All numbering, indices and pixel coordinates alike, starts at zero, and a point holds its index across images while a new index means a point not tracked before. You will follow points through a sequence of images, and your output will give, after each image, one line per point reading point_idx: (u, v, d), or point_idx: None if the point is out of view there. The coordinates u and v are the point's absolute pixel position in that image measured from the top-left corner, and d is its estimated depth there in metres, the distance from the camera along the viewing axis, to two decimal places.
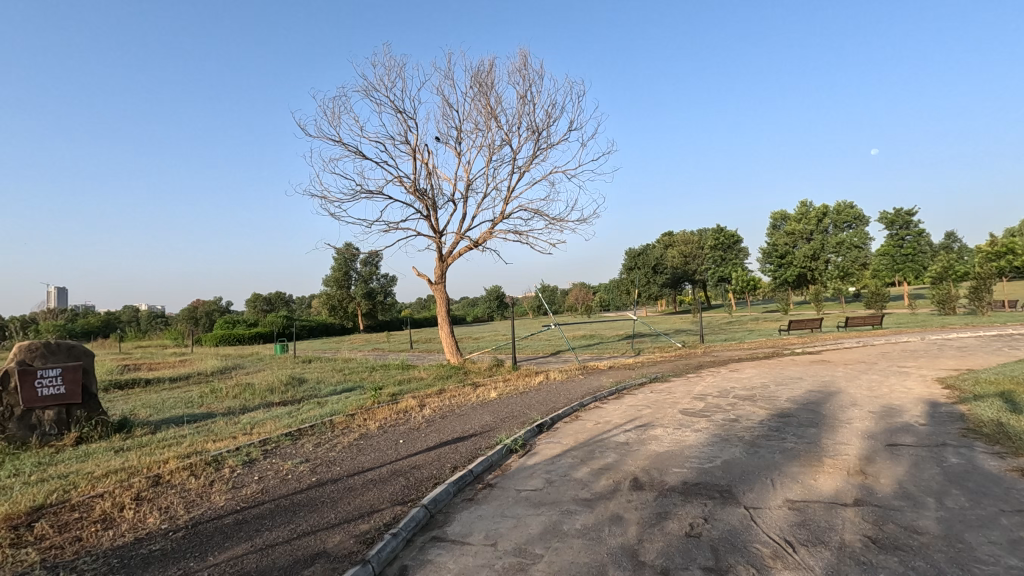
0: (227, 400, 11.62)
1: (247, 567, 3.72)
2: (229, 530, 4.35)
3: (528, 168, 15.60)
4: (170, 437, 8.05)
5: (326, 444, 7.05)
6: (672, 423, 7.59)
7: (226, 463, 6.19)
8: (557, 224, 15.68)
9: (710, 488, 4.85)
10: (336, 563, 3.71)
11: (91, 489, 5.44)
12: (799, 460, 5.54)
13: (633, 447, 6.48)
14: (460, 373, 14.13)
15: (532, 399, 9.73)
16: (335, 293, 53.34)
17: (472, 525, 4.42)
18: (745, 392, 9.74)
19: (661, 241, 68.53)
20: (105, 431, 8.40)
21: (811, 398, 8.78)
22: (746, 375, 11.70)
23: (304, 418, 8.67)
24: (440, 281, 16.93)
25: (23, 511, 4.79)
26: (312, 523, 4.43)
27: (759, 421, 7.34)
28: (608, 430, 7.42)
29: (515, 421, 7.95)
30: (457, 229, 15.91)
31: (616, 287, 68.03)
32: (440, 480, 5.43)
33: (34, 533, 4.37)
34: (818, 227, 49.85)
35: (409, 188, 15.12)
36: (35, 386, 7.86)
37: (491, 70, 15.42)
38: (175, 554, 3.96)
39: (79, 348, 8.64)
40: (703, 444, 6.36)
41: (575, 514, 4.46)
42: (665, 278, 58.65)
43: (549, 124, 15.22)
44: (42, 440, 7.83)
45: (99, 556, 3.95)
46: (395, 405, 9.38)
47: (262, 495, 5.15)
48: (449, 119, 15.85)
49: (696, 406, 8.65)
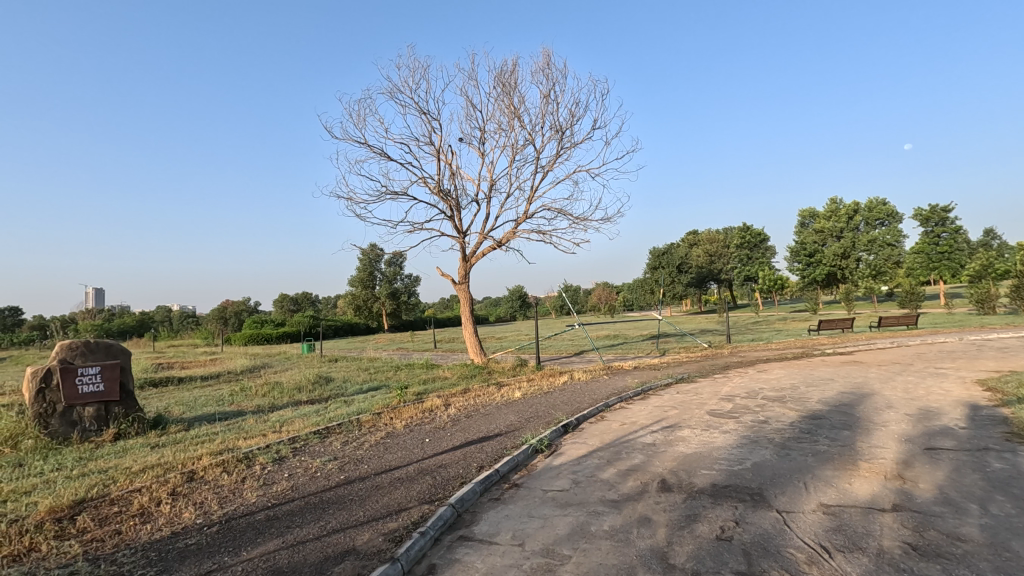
0: (256, 398, 11.85)
1: (279, 563, 3.78)
2: (260, 527, 4.43)
3: (551, 168, 15.62)
4: (203, 434, 8.25)
5: (353, 442, 7.12)
6: (699, 424, 7.48)
7: (257, 460, 6.33)
8: (581, 223, 15.68)
9: (740, 490, 4.76)
10: (365, 561, 3.75)
11: (129, 483, 5.62)
12: (833, 463, 5.41)
13: (660, 448, 6.41)
14: (484, 373, 14.13)
15: (557, 399, 9.71)
16: (360, 294, 53.98)
17: (499, 524, 4.43)
18: (774, 392, 9.55)
19: (685, 240, 67.67)
20: (142, 428, 8.65)
21: (844, 400, 8.57)
22: (775, 376, 11.48)
23: (331, 417, 8.80)
24: (464, 281, 17.02)
25: (65, 505, 4.95)
26: (341, 521, 4.49)
27: (791, 423, 7.19)
28: (634, 431, 7.37)
29: (540, 421, 7.93)
30: (480, 229, 16.00)
31: (639, 286, 67.40)
32: (466, 479, 5.44)
33: (76, 526, 4.52)
34: (849, 224, 48.68)
35: (433, 189, 15.25)
36: (76, 383, 8.13)
37: (514, 70, 15.46)
38: (210, 548, 4.05)
39: (117, 346, 8.92)
40: (733, 445, 6.26)
41: (603, 515, 4.43)
42: (689, 277, 58.09)
43: (573, 123, 15.19)
44: (83, 436, 8.11)
45: (137, 549, 4.06)
46: (421, 404, 9.46)
47: (291, 493, 5.24)
48: (472, 119, 15.95)
49: (724, 407, 8.52)
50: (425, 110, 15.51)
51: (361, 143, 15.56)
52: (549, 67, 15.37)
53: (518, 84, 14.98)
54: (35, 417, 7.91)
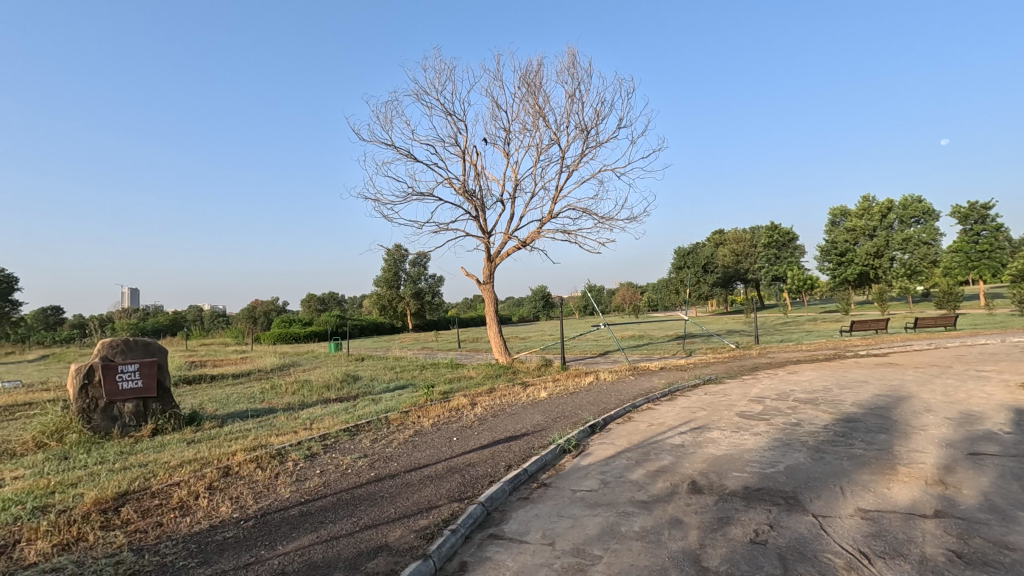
0: (286, 396, 12.08)
1: (314, 557, 3.86)
2: (295, 521, 4.53)
3: (576, 167, 15.59)
4: (236, 430, 8.48)
5: (383, 440, 7.23)
6: (729, 426, 7.36)
7: (290, 457, 6.47)
8: (606, 223, 15.61)
9: (774, 494, 4.68)
10: (398, 557, 3.80)
11: (168, 477, 5.80)
12: (869, 467, 5.28)
13: (690, 449, 6.33)
14: (509, 373, 14.14)
15: (583, 400, 9.68)
16: (385, 294, 54.62)
17: (529, 523, 4.44)
18: (806, 395, 9.33)
19: (711, 239, 66.78)
20: (178, 424, 8.91)
21: (879, 403, 8.35)
22: (807, 378, 11.25)
23: (360, 415, 8.92)
24: (488, 281, 17.08)
25: (110, 496, 5.14)
26: (373, 517, 4.56)
27: (824, 426, 7.02)
28: (662, 432, 7.30)
29: (567, 421, 7.92)
30: (505, 229, 16.04)
31: (665, 286, 66.68)
32: (495, 478, 5.47)
33: (121, 517, 4.69)
34: (882, 223, 47.70)
35: (458, 189, 15.34)
36: (116, 379, 8.43)
37: (540, 70, 15.44)
38: (247, 542, 4.16)
39: (155, 344, 9.15)
40: (764, 448, 6.15)
41: (633, 516, 4.41)
42: (715, 277, 57.38)
43: (598, 122, 15.11)
44: (123, 431, 8.40)
45: (178, 541, 4.19)
46: (447, 403, 9.54)
47: (323, 489, 5.33)
48: (497, 120, 16.00)
49: (754, 409, 8.38)
50: (451, 111, 15.57)
51: (388, 145, 15.69)
52: (574, 66, 15.33)
53: (543, 83, 14.98)
54: (78, 412, 8.21)
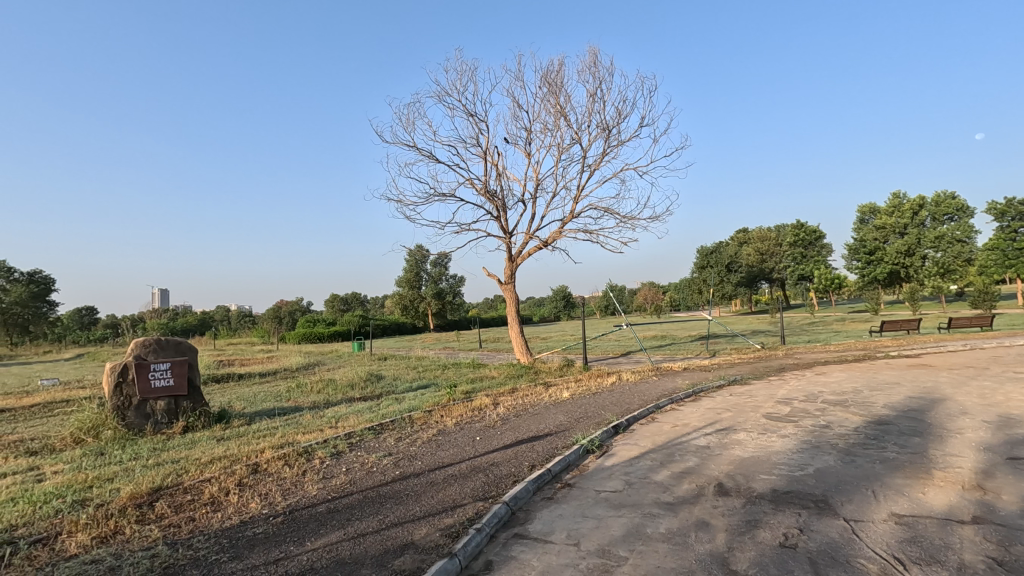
0: (312, 395, 12.29)
1: (342, 554, 3.92)
2: (322, 518, 4.60)
3: (598, 167, 15.53)
4: (264, 428, 8.65)
5: (407, 439, 7.29)
6: (755, 427, 7.25)
7: (316, 455, 6.56)
8: (628, 222, 15.52)
9: (803, 497, 4.59)
10: (424, 554, 3.84)
11: (200, 473, 5.95)
12: (903, 471, 5.14)
13: (715, 451, 6.24)
14: (531, 373, 14.15)
15: (606, 400, 9.63)
16: (406, 294, 55.03)
17: (553, 523, 4.44)
18: (835, 396, 9.13)
19: (735, 238, 65.86)
20: (208, 422, 9.10)
21: (913, 405, 8.12)
22: (835, 379, 11.02)
23: (384, 413, 9.02)
24: (510, 281, 17.10)
25: (145, 491, 5.29)
26: (398, 515, 4.60)
27: (855, 428, 6.86)
28: (687, 433, 7.21)
29: (590, 422, 7.89)
30: (526, 229, 16.05)
31: (687, 286, 66.02)
32: (519, 478, 5.47)
33: (155, 511, 4.82)
34: (913, 220, 46.33)
35: (479, 190, 15.40)
36: (149, 378, 8.68)
37: (561, 70, 15.39)
38: (276, 537, 4.24)
39: (185, 344, 9.38)
40: (793, 450, 6.03)
41: (658, 518, 4.37)
42: (739, 277, 56.86)
43: (620, 121, 15.01)
44: (155, 428, 8.61)
45: (211, 535, 4.29)
46: (469, 403, 9.56)
47: (350, 487, 5.41)
48: (518, 120, 16.00)
49: (781, 411, 8.23)
50: (472, 112, 15.60)
51: (410, 147, 15.82)
52: (595, 65, 15.24)
53: (564, 83, 14.94)
54: (114, 409, 8.47)
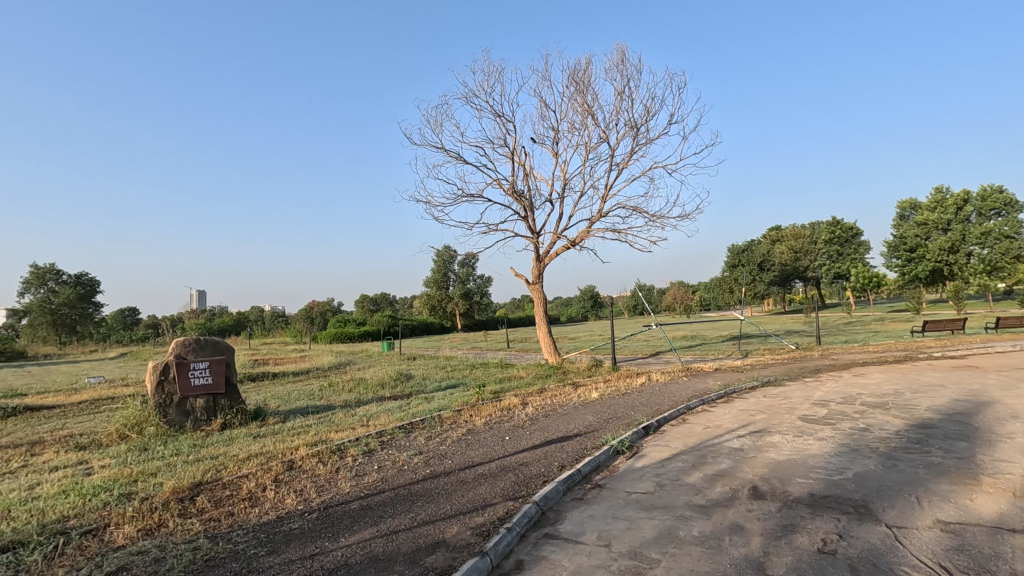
0: (344, 393, 12.52)
1: (376, 550, 3.98)
2: (356, 515, 4.68)
3: (626, 165, 15.39)
4: (298, 425, 8.85)
5: (436, 438, 7.36)
6: (790, 430, 7.08)
7: (349, 452, 6.68)
8: (657, 221, 15.35)
9: (843, 502, 4.46)
10: (456, 553, 3.87)
11: (238, 469, 6.13)
12: (949, 477, 4.95)
13: (749, 453, 6.12)
14: (559, 373, 14.12)
15: (635, 401, 9.54)
16: (434, 294, 55.59)
17: (584, 524, 4.42)
18: (875, 399, 8.84)
19: (768, 236, 64.44)
20: (244, 419, 9.35)
21: (958, 408, 7.81)
22: (875, 381, 10.67)
23: (413, 412, 9.13)
24: (538, 281, 17.10)
25: (187, 486, 5.48)
26: (430, 513, 4.65)
27: (897, 432, 6.63)
28: (719, 434, 7.09)
29: (619, 422, 7.83)
30: (554, 229, 16.03)
31: (718, 285, 64.85)
32: (549, 478, 5.47)
33: (197, 505, 4.99)
34: (958, 216, 44.44)
35: (506, 190, 15.44)
36: (189, 376, 8.98)
37: (588, 68, 15.29)
38: (312, 533, 4.33)
39: (223, 343, 9.66)
40: (830, 453, 5.87)
41: (691, 521, 4.31)
42: (772, 275, 55.80)
43: (649, 119, 14.84)
44: (195, 424, 8.90)
45: (249, 530, 4.41)
46: (498, 402, 9.59)
47: (382, 484, 5.50)
48: (545, 120, 15.98)
49: (818, 413, 8.01)
50: (499, 112, 15.64)
51: (438, 148, 15.94)
52: (623, 63, 15.09)
53: (591, 81, 14.84)
54: (156, 406, 8.78)
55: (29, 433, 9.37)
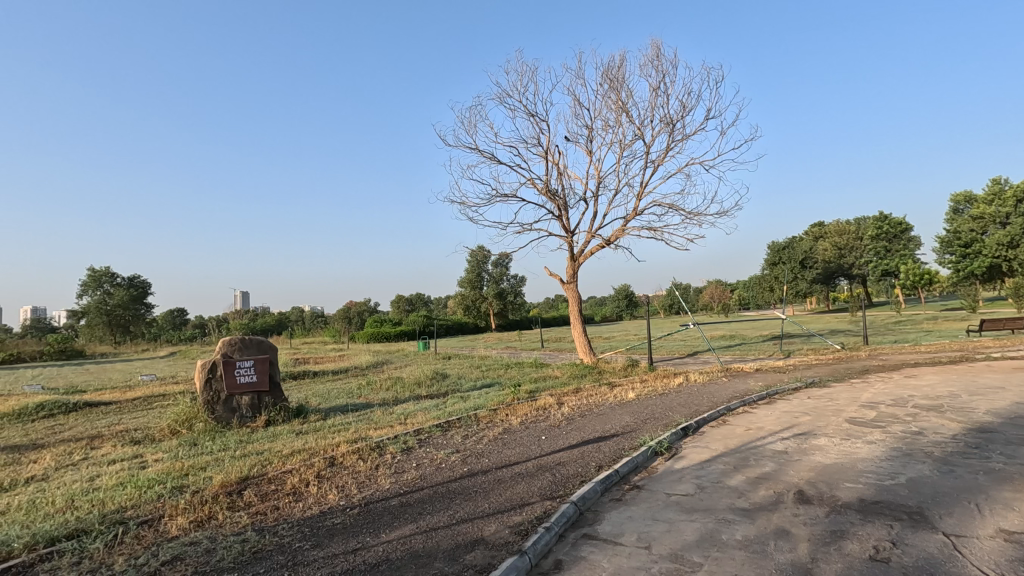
0: (382, 392, 12.74)
1: (416, 546, 4.03)
2: (395, 512, 4.75)
3: (662, 162, 15.16)
4: (338, 423, 9.04)
5: (473, 436, 7.41)
6: (837, 432, 6.83)
7: (388, 450, 6.79)
8: (694, 218, 15.05)
9: (895, 508, 4.28)
10: (495, 551, 3.89)
11: (282, 465, 6.31)
12: (1011, 484, 4.69)
13: (794, 456, 5.93)
14: (595, 373, 14.01)
15: (673, 401, 9.39)
16: (469, 294, 56.01)
17: (623, 525, 4.37)
18: (928, 401, 8.45)
19: (810, 232, 62.39)
20: (287, 416, 9.61)
21: (1020, 412, 7.38)
22: (928, 382, 10.21)
23: (450, 411, 9.22)
24: (572, 281, 17.01)
25: (234, 480, 5.67)
26: (468, 511, 4.69)
27: (953, 436, 6.32)
28: (762, 436, 6.91)
29: (657, 423, 7.70)
30: (588, 228, 15.91)
31: (758, 283, 63.14)
32: (587, 478, 5.44)
33: (244, 499, 5.16)
34: (1018, 209, 41.81)
35: (540, 190, 15.40)
36: (235, 374, 9.30)
37: (623, 64, 15.11)
38: (354, 528, 4.42)
39: (266, 343, 9.96)
40: (881, 457, 5.64)
41: (734, 524, 4.20)
42: (815, 272, 54.06)
43: (685, 114, 14.57)
44: (241, 421, 9.20)
45: (294, 524, 4.54)
46: (533, 402, 9.57)
47: (420, 482, 5.56)
48: (579, 118, 15.87)
49: (867, 415, 7.70)
50: (532, 112, 15.62)
51: (472, 148, 16.03)
52: (658, 58, 14.85)
53: (626, 78, 14.66)
54: (205, 403, 9.12)
55: (88, 428, 9.88)
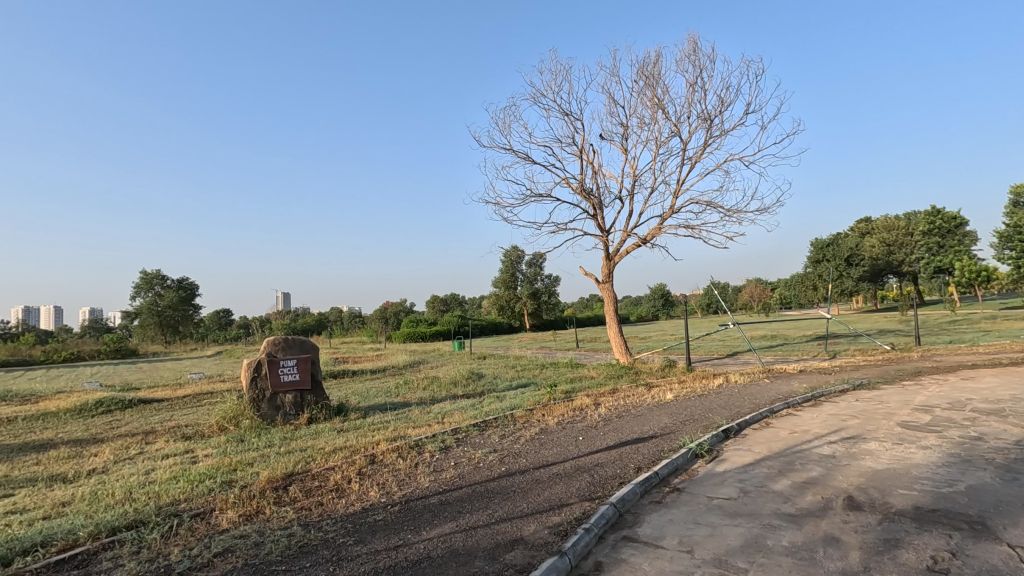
0: (419, 391, 12.91)
1: (456, 544, 4.07)
2: (435, 509, 4.81)
3: (699, 158, 14.88)
4: (378, 421, 9.22)
5: (510, 436, 7.44)
6: (889, 437, 6.55)
7: (426, 448, 6.89)
8: (734, 215, 14.71)
9: (954, 517, 4.08)
10: (534, 551, 3.89)
11: (325, 461, 6.47)
12: None
13: (842, 461, 5.73)
14: (631, 373, 13.86)
15: (713, 402, 9.19)
16: (503, 294, 56.23)
17: (663, 528, 4.31)
18: (987, 405, 8.03)
19: (856, 228, 60.10)
20: (328, 414, 9.85)
21: None
22: (987, 385, 9.69)
23: (487, 411, 9.26)
24: (607, 280, 16.87)
25: (280, 476, 5.86)
26: (507, 511, 4.71)
27: (1016, 442, 5.98)
28: (807, 440, 6.69)
29: (697, 425, 7.56)
30: (624, 227, 15.74)
31: (800, 282, 61.21)
32: (625, 479, 5.39)
33: (290, 495, 5.32)
34: None
35: (575, 189, 15.31)
36: (279, 373, 9.59)
37: (658, 60, 14.89)
38: (395, 525, 4.50)
39: (308, 342, 10.24)
40: (937, 464, 5.38)
41: (780, 530, 4.09)
42: (862, 270, 52.05)
43: (724, 109, 14.25)
44: (285, 419, 9.47)
45: (337, 520, 4.65)
46: (570, 402, 9.53)
47: (458, 480, 5.62)
48: (613, 115, 15.71)
49: (921, 419, 7.36)
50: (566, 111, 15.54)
51: (506, 149, 16.07)
52: (695, 52, 14.57)
53: (662, 74, 14.43)
54: (251, 401, 9.42)
55: (143, 423, 10.36)
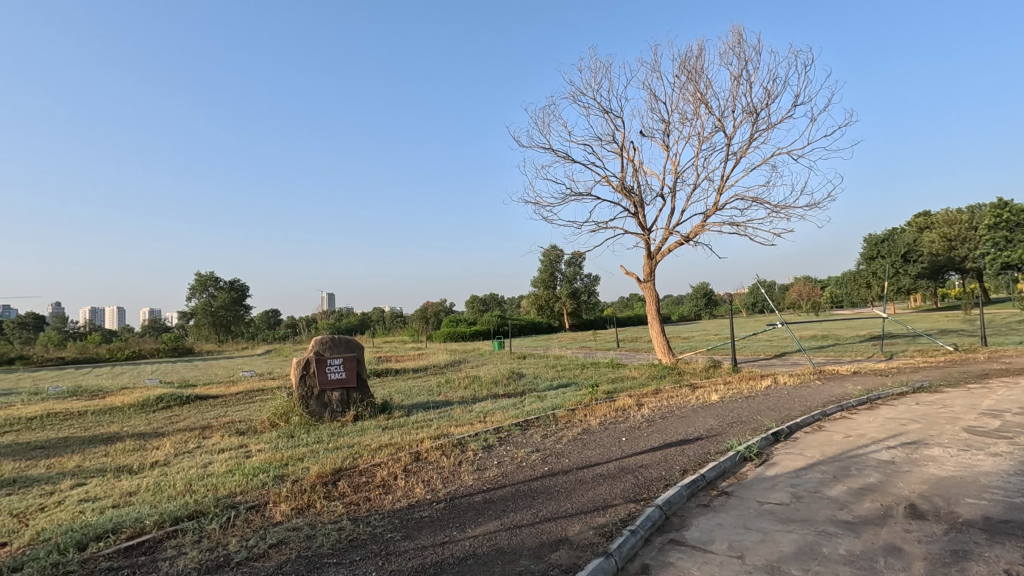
0: (460, 390, 13.03)
1: (501, 542, 4.10)
2: (479, 508, 4.85)
3: (744, 153, 14.48)
4: (421, 419, 9.36)
5: (552, 436, 7.42)
6: (954, 443, 6.19)
7: (469, 447, 6.96)
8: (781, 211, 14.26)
9: None
10: (580, 551, 3.87)
11: (371, 458, 6.63)
12: None
13: (902, 467, 5.46)
14: (674, 373, 13.62)
15: (762, 405, 8.91)
16: (542, 294, 56.03)
17: (712, 532, 4.22)
18: None
19: (914, 223, 57.05)
20: (373, 412, 10.08)
21: None
22: None
23: (528, 410, 9.26)
24: (649, 279, 16.60)
25: (329, 471, 6.02)
26: (551, 510, 4.70)
27: None
28: (864, 445, 6.40)
29: (745, 427, 7.34)
30: (666, 224, 15.47)
31: (853, 280, 58.60)
32: (671, 481, 5.29)
33: (339, 489, 5.47)
34: None
35: (616, 187, 15.15)
36: (327, 371, 9.87)
37: (701, 54, 14.58)
38: (440, 522, 4.56)
39: (354, 341, 10.48)
40: (1009, 472, 5.05)
41: (837, 538, 3.93)
42: (920, 267, 49.36)
43: (770, 102, 13.83)
44: (332, 416, 9.75)
45: (385, 515, 4.75)
46: (612, 403, 9.43)
47: (502, 479, 5.66)
48: (655, 112, 15.49)
49: (990, 425, 6.93)
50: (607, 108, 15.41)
51: (546, 148, 16.09)
52: (740, 45, 14.19)
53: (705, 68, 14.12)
54: (300, 399, 9.73)
55: (200, 419, 10.87)
